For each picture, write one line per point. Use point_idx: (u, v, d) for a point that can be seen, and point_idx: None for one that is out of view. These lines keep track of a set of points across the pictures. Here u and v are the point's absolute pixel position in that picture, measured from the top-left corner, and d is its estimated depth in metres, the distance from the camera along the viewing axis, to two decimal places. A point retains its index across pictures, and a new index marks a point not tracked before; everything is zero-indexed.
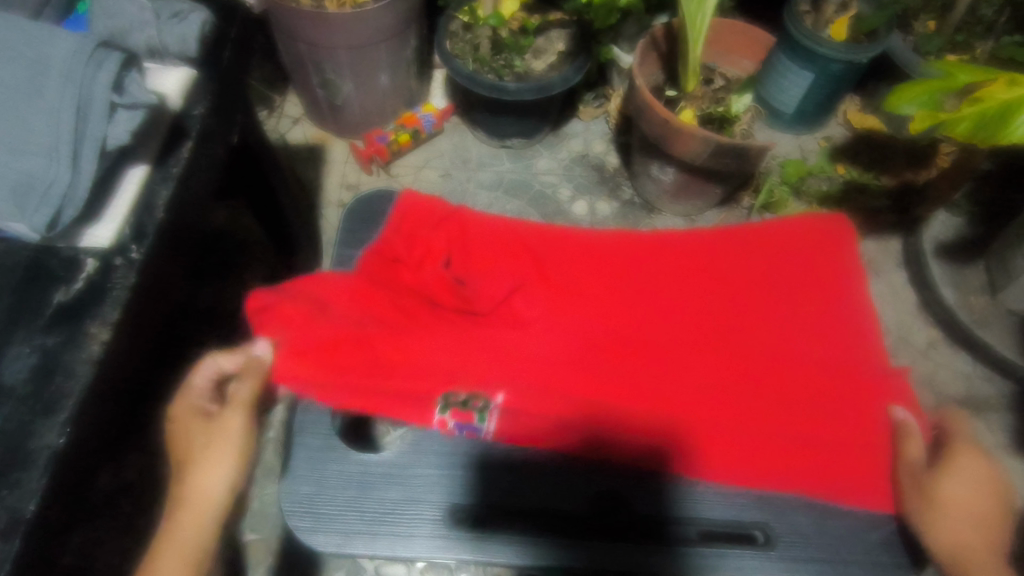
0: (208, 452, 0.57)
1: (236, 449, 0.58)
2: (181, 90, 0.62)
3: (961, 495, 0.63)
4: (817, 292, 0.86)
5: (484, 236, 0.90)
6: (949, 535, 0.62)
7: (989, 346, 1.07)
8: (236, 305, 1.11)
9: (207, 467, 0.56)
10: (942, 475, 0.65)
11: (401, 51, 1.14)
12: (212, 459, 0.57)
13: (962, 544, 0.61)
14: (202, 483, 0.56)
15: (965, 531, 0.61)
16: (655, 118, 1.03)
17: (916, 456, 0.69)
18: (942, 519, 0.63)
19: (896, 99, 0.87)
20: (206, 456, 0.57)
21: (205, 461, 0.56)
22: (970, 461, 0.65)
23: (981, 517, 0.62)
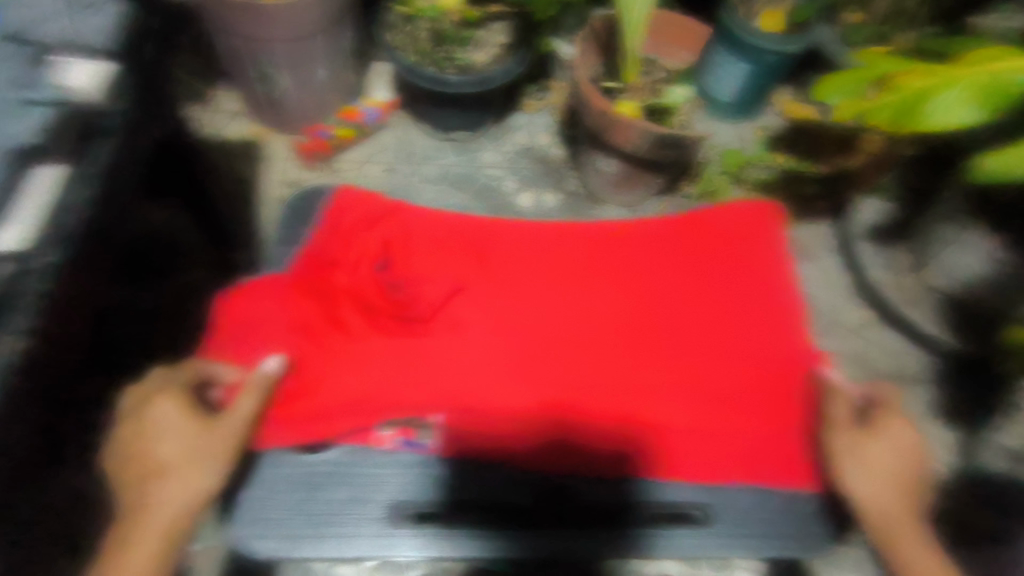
0: (200, 450, 0.63)
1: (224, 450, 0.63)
2: (99, 88, 0.57)
3: (885, 457, 0.67)
4: (750, 277, 0.89)
5: (425, 233, 0.90)
6: (874, 495, 0.65)
7: (914, 323, 1.13)
8: (171, 308, 1.07)
9: (196, 469, 0.61)
10: (869, 440, 0.68)
11: (339, 43, 1.11)
12: (202, 462, 0.61)
13: (887, 505, 0.64)
14: (189, 479, 0.61)
15: (886, 491, 0.65)
16: (595, 111, 1.04)
17: (843, 415, 0.72)
18: (867, 479, 0.66)
19: (824, 88, 0.91)
20: (196, 459, 0.62)
21: (195, 459, 0.62)
22: (897, 428, 0.69)
23: (902, 481, 0.66)
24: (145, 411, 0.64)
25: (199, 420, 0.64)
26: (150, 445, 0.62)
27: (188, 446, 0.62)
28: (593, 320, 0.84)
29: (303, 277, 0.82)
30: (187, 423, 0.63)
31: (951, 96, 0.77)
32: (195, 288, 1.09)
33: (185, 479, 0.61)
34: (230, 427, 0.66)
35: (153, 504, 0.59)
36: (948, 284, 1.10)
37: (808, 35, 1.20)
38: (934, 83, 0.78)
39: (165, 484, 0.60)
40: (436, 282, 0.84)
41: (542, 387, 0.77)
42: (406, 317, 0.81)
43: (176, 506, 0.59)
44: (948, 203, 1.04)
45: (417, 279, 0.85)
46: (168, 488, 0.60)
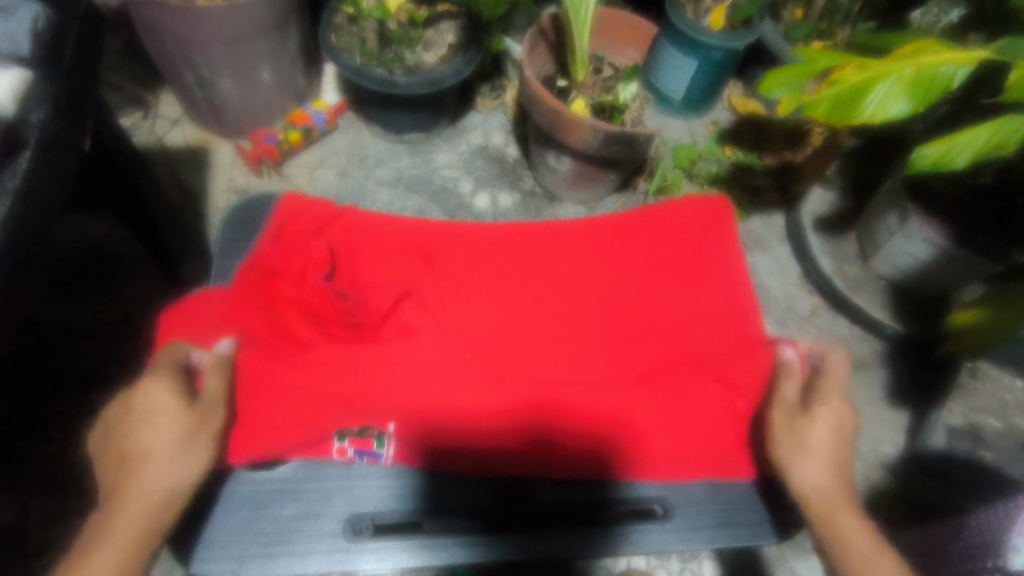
0: (180, 445, 0.60)
1: (201, 450, 0.61)
2: (13, 96, 0.56)
3: (824, 439, 0.69)
4: (700, 272, 0.90)
5: (373, 238, 0.88)
6: (816, 471, 0.67)
7: (862, 310, 1.16)
8: (114, 324, 1.02)
9: (178, 459, 0.59)
10: (805, 426, 0.70)
11: (282, 45, 1.09)
12: (184, 453, 0.60)
13: (825, 481, 0.66)
14: (166, 473, 0.59)
15: (821, 478, 0.67)
16: (546, 110, 1.04)
17: (790, 393, 0.74)
18: (810, 460, 0.67)
19: (768, 81, 0.93)
20: (178, 449, 0.60)
21: (175, 453, 0.60)
22: (832, 405, 0.71)
23: (838, 458, 0.68)
24: (130, 394, 0.62)
25: (183, 405, 0.62)
26: (133, 428, 0.60)
27: (170, 429, 0.60)
28: (547, 323, 0.85)
29: (247, 288, 0.79)
30: (166, 408, 0.62)
31: (886, 89, 0.79)
32: (139, 304, 1.04)
33: (161, 472, 0.58)
34: (210, 412, 0.64)
35: (136, 487, 0.57)
36: (890, 269, 1.14)
37: (752, 30, 1.22)
38: (869, 77, 0.80)
39: (146, 471, 0.58)
40: (387, 290, 0.84)
41: (500, 391, 0.77)
42: (359, 327, 0.80)
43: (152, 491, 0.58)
44: (890, 192, 1.09)
45: (367, 290, 0.84)
46: (152, 472, 0.58)
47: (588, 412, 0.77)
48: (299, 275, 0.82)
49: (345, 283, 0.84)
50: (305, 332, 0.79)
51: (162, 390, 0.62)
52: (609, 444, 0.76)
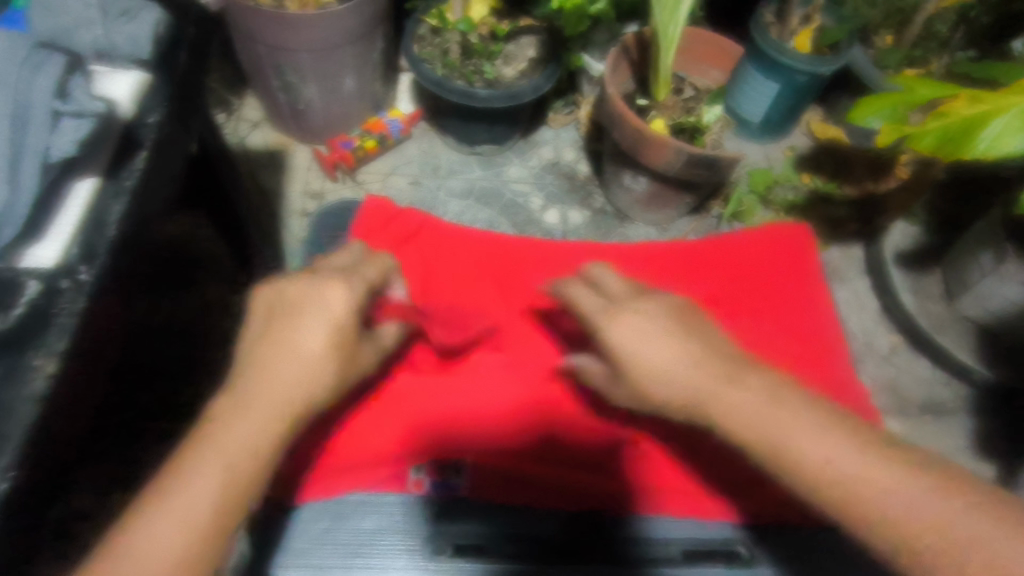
0: (282, 363, 0.53)
1: (310, 384, 0.53)
2: (134, 98, 0.58)
3: (823, 442, 0.54)
4: (784, 301, 0.87)
5: (452, 252, 0.88)
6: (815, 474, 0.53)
7: (948, 353, 1.10)
8: (195, 320, 1.05)
9: (299, 383, 0.53)
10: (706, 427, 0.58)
11: (367, 54, 1.10)
12: (307, 379, 0.53)
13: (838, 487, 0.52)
14: (268, 391, 0.52)
15: (828, 467, 0.53)
16: (628, 128, 1.02)
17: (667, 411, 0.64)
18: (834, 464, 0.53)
19: (861, 111, 0.91)
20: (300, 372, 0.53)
21: (283, 365, 0.53)
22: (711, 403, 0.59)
23: (854, 452, 0.53)
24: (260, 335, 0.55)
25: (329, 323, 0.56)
26: (268, 331, 0.55)
27: (297, 353, 0.54)
28: None
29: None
30: (306, 359, 0.54)
31: (1003, 123, 0.75)
32: (220, 302, 1.07)
33: (274, 387, 0.52)
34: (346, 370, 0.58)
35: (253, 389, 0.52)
36: (979, 311, 1.08)
37: (841, 56, 1.19)
38: (983, 111, 0.77)
39: (257, 379, 0.52)
40: (465, 305, 0.84)
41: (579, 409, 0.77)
42: (436, 341, 0.81)
43: (256, 445, 0.50)
44: (983, 230, 1.03)
45: (445, 307, 0.84)
46: (269, 384, 0.52)
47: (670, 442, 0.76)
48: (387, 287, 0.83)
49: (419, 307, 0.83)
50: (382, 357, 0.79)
51: (315, 338, 0.55)
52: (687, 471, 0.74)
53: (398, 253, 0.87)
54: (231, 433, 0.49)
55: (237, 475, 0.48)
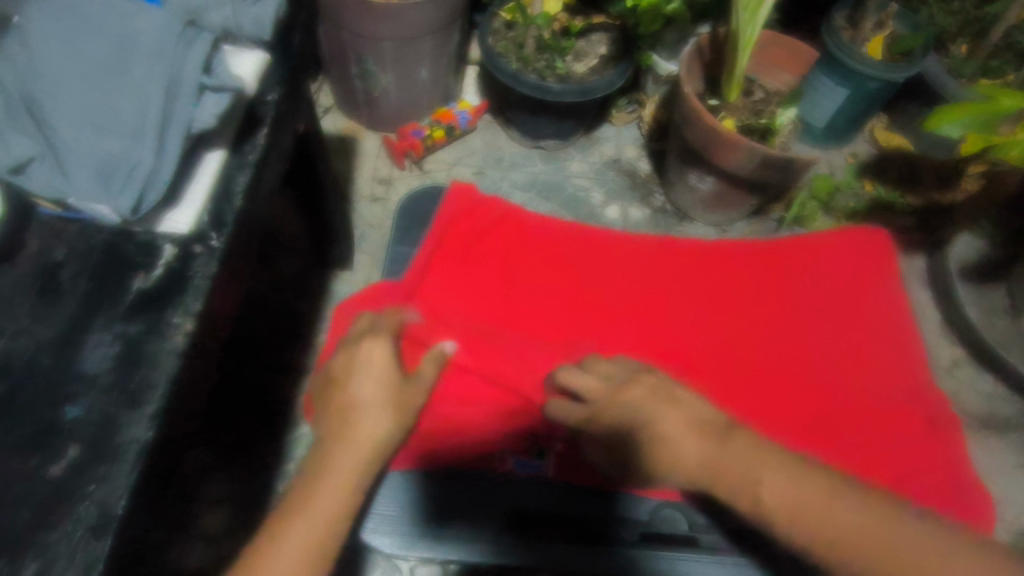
0: (368, 405, 0.65)
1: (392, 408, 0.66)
2: (256, 76, 0.61)
3: (768, 475, 0.58)
4: (857, 304, 0.89)
5: (533, 241, 0.92)
6: (781, 497, 0.56)
7: (1013, 367, 1.09)
8: (270, 293, 1.07)
9: (378, 415, 0.65)
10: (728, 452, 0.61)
11: (444, 45, 1.12)
12: (384, 410, 0.66)
13: (850, 530, 0.53)
14: (361, 430, 0.63)
15: (802, 499, 0.56)
16: (701, 127, 1.02)
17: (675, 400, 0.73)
18: (775, 494, 0.57)
19: (939, 119, 0.89)
20: (383, 407, 0.66)
21: (366, 413, 0.64)
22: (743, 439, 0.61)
23: (805, 480, 0.56)
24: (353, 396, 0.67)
25: (394, 371, 0.71)
26: (349, 382, 0.68)
27: (379, 389, 0.68)
28: (701, 338, 0.86)
29: (427, 276, 0.86)
30: (382, 395, 0.67)
31: None
32: (292, 281, 1.09)
33: (366, 421, 0.64)
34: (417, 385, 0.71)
35: (348, 434, 0.63)
36: None
37: (914, 63, 1.18)
38: None
39: (353, 422, 0.64)
40: (545, 292, 0.88)
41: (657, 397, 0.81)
42: (518, 326, 0.86)
43: (308, 541, 0.54)
44: None
45: (529, 295, 0.88)
46: (363, 427, 0.63)
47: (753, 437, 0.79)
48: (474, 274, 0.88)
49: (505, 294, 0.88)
50: (472, 340, 0.83)
51: (382, 387, 0.68)
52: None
53: (482, 241, 0.91)
54: (307, 508, 0.56)
55: (315, 542, 0.54)
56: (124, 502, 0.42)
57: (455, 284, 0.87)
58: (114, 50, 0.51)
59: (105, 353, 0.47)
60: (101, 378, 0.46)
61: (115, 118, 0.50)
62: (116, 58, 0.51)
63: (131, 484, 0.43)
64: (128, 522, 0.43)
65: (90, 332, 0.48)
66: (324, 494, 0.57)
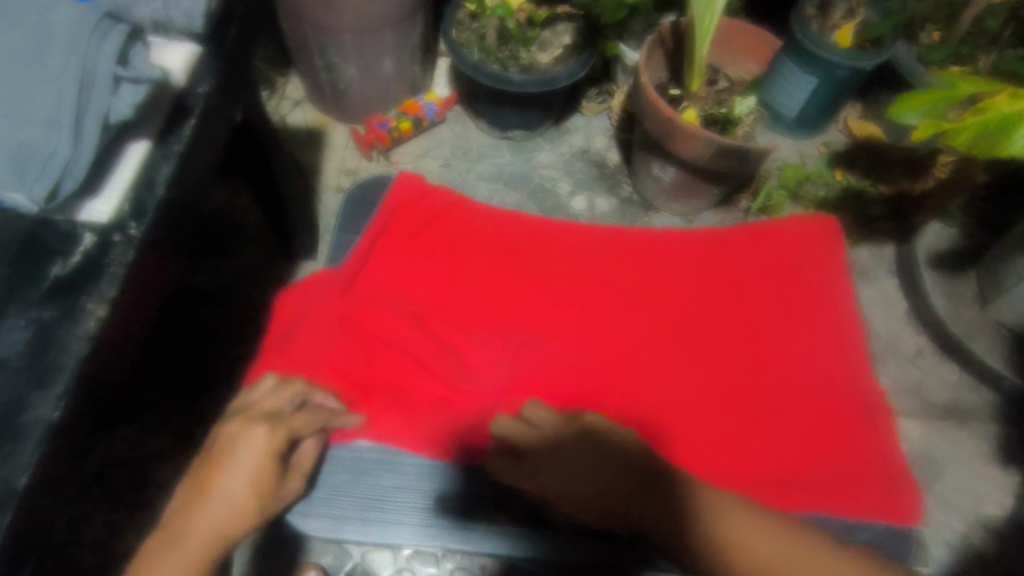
0: (227, 469, 0.55)
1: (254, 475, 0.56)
2: (186, 68, 0.62)
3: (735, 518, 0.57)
4: (802, 298, 0.88)
5: (478, 232, 0.92)
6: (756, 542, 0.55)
7: (976, 356, 1.09)
8: (231, 283, 1.09)
9: (243, 484, 0.54)
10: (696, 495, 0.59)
11: (406, 36, 1.13)
12: (249, 480, 0.55)
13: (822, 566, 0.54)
14: (223, 489, 0.54)
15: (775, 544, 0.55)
16: (658, 117, 1.02)
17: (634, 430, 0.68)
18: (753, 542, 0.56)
19: (901, 106, 0.89)
20: (248, 477, 0.55)
21: (225, 475, 0.54)
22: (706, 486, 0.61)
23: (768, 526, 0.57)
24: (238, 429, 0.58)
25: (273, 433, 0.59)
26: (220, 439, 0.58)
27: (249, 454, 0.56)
28: (647, 327, 0.85)
29: (366, 263, 0.86)
30: (255, 459, 0.56)
31: None
32: (253, 271, 1.10)
33: (230, 483, 0.54)
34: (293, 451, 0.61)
35: (211, 492, 0.53)
36: (1015, 316, 1.06)
37: (883, 50, 1.17)
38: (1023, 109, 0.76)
39: (219, 480, 0.54)
40: (485, 282, 0.87)
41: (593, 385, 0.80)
42: (456, 313, 0.85)
43: None
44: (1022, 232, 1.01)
45: (474, 284, 0.87)
46: (223, 488, 0.54)
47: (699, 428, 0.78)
48: (417, 264, 0.88)
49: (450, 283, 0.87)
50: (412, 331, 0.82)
51: (260, 446, 0.57)
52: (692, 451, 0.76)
53: (425, 229, 0.90)
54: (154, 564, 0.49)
55: None
56: (26, 479, 0.45)
57: (397, 273, 0.86)
58: (30, 41, 0.52)
59: (17, 337, 0.49)
60: (13, 361, 0.48)
61: (29, 109, 0.51)
62: (33, 50, 0.52)
63: (34, 463, 0.45)
64: (32, 499, 0.46)
65: (7, 316, 0.50)
66: (181, 552, 0.50)
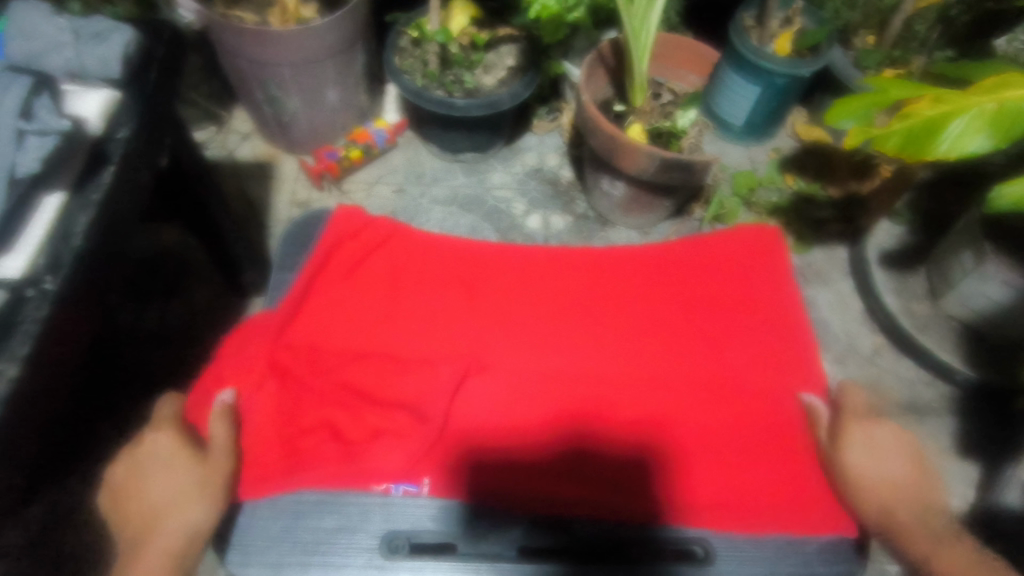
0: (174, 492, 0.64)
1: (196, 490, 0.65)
2: (102, 114, 0.61)
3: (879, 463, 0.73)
4: (744, 305, 0.91)
5: (418, 263, 0.94)
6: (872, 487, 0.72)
7: (930, 351, 1.10)
8: (181, 325, 1.08)
9: (189, 506, 0.64)
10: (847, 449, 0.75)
11: (348, 67, 1.13)
12: (196, 500, 0.64)
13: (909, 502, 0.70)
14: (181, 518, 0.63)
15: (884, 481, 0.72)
16: (601, 134, 1.04)
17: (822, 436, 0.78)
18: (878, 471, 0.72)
19: (836, 113, 0.91)
20: (190, 497, 0.64)
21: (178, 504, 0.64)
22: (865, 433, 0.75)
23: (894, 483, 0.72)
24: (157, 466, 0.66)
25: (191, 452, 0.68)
26: (147, 480, 0.65)
27: (180, 477, 0.65)
28: (598, 346, 0.86)
29: (310, 295, 0.87)
30: (195, 479, 0.66)
31: (963, 124, 0.77)
32: (203, 312, 1.09)
33: (177, 515, 0.63)
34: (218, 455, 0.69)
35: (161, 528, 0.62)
36: (962, 310, 1.08)
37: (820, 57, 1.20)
38: (945, 111, 0.79)
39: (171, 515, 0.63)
40: (432, 306, 0.88)
41: (542, 407, 0.80)
42: (402, 346, 0.85)
43: None
44: (964, 229, 1.04)
45: (417, 315, 0.88)
46: (177, 518, 0.63)
47: (667, 447, 0.78)
48: (357, 300, 0.89)
49: (396, 317, 0.88)
50: (361, 370, 0.82)
51: (191, 476, 0.66)
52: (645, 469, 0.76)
53: (364, 263, 0.92)
54: None
55: None
56: None
57: (339, 309, 0.87)
58: None
59: None
60: None
61: None
62: None
63: None
64: None
65: None
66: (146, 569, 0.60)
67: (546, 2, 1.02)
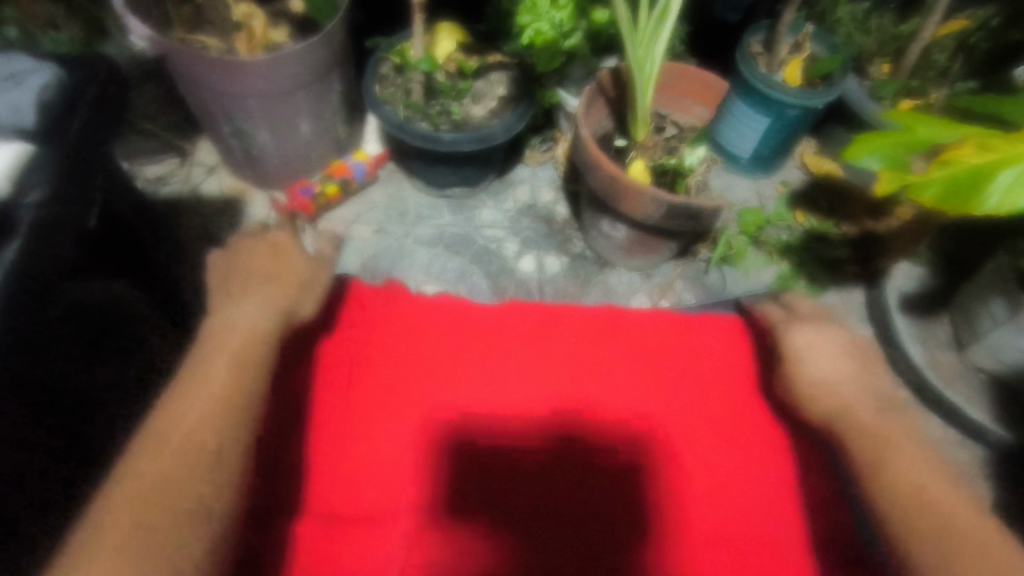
0: (202, 412, 0.59)
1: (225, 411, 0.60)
2: (11, 175, 0.53)
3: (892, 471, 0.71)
4: (719, 392, 0.85)
5: (369, 338, 0.87)
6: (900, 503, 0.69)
7: (959, 407, 1.01)
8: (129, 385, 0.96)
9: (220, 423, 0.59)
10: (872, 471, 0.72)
11: (324, 97, 1.03)
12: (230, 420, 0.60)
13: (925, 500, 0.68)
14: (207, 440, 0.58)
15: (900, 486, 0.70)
16: (602, 174, 0.94)
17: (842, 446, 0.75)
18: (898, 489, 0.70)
19: (859, 150, 0.80)
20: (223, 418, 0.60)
21: (205, 421, 0.59)
22: None
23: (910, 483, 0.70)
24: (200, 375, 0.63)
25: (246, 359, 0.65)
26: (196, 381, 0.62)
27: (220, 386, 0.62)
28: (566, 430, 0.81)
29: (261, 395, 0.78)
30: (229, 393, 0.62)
31: (1016, 175, 0.68)
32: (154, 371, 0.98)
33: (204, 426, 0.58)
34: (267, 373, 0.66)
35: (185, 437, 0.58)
36: (992, 363, 0.99)
37: (834, 88, 1.10)
38: (993, 160, 0.70)
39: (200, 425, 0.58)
40: (394, 401, 0.81)
41: (544, 446, 0.79)
42: (355, 436, 0.78)
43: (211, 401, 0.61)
44: (991, 275, 0.94)
45: (370, 397, 0.81)
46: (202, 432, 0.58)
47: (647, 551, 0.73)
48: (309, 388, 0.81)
49: (347, 402, 0.81)
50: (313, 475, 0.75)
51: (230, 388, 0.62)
52: (646, 515, 0.75)
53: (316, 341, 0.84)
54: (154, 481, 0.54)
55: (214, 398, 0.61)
56: None
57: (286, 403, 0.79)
58: None
59: None
60: None
61: None
62: None
63: None
64: None
65: None
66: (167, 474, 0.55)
67: (539, 27, 0.94)
